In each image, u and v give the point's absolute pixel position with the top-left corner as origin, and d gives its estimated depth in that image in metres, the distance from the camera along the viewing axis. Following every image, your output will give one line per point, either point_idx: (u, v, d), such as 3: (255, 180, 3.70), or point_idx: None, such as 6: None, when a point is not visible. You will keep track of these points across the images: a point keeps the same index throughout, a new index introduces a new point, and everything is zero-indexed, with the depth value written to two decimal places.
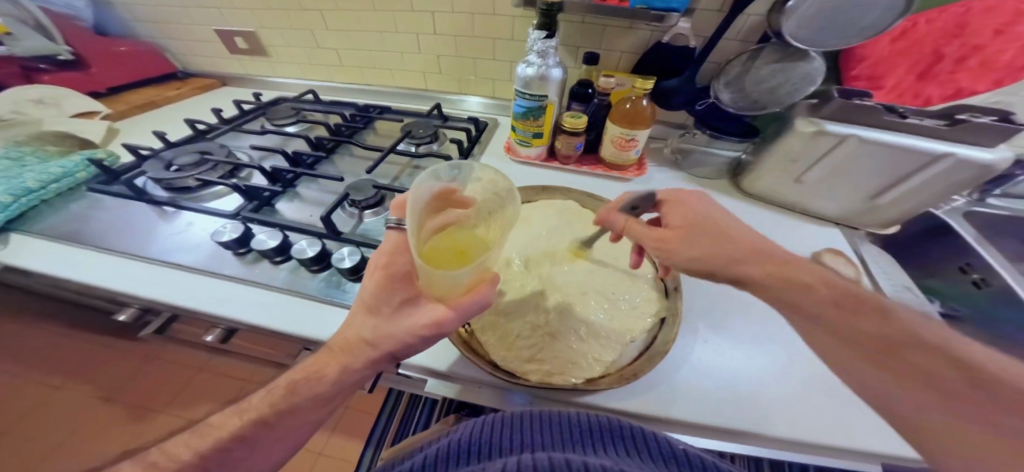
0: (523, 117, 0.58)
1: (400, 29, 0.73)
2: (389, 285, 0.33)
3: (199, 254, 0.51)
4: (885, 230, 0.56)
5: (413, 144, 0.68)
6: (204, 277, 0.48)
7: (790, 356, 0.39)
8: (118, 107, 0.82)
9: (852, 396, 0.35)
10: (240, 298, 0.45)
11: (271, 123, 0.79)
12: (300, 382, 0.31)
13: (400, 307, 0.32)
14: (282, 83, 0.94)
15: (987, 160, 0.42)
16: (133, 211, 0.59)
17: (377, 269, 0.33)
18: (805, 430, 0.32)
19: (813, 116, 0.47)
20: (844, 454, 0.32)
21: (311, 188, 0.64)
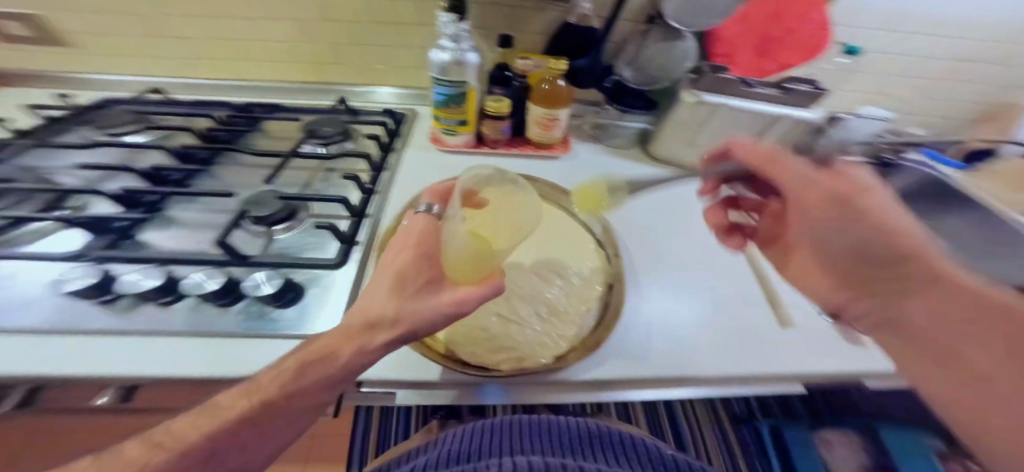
0: (444, 105, 0.55)
1: (279, 12, 0.62)
2: (417, 264, 0.30)
3: (38, 313, 0.36)
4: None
5: (320, 144, 0.59)
6: (49, 343, 0.34)
7: (713, 301, 0.46)
8: None
9: (756, 326, 0.43)
10: (128, 354, 0.34)
11: (103, 133, 0.59)
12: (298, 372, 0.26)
13: (424, 289, 0.30)
14: (107, 81, 0.71)
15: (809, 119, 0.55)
16: None
17: (409, 247, 0.31)
18: (734, 364, 0.39)
19: (694, 87, 0.57)
20: (770, 379, 0.39)
21: (192, 208, 0.51)
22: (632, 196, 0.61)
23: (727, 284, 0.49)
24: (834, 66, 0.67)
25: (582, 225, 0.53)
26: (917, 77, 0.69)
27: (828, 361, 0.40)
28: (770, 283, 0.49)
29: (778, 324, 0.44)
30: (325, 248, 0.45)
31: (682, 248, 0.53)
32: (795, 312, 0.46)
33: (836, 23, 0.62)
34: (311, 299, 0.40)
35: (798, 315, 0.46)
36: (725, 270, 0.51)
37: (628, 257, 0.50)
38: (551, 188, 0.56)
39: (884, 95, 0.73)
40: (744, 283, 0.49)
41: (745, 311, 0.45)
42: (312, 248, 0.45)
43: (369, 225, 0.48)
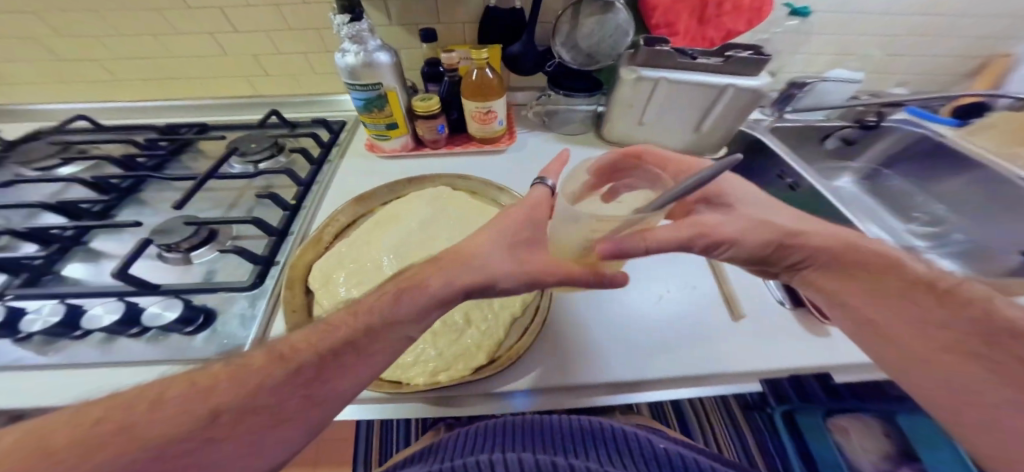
0: (366, 110, 0.52)
1: (192, 29, 0.60)
2: (522, 226, 0.31)
3: None
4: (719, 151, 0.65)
5: (247, 162, 0.56)
6: None
7: (660, 293, 0.42)
8: None
9: (706, 317, 0.39)
10: (36, 392, 0.32)
11: (28, 168, 0.58)
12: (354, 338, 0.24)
13: (531, 247, 0.31)
14: (35, 112, 0.69)
15: (754, 85, 0.51)
16: None
17: (523, 214, 0.32)
18: (674, 364, 0.35)
19: (631, 64, 0.53)
20: (717, 381, 0.35)
21: (116, 239, 0.48)
22: None
23: (680, 269, 0.44)
24: (788, 29, 0.62)
25: None
26: (880, 33, 0.64)
27: (785, 355, 0.35)
28: (724, 270, 0.44)
29: (730, 316, 0.39)
30: (244, 271, 0.43)
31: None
32: (751, 300, 0.40)
33: None
34: (230, 323, 0.37)
35: (753, 305, 0.40)
36: (676, 262, 0.45)
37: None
38: (487, 185, 0.53)
39: (849, 55, 0.68)
40: (696, 273, 0.44)
41: (696, 301, 0.41)
42: (229, 271, 0.42)
43: (293, 242, 0.45)
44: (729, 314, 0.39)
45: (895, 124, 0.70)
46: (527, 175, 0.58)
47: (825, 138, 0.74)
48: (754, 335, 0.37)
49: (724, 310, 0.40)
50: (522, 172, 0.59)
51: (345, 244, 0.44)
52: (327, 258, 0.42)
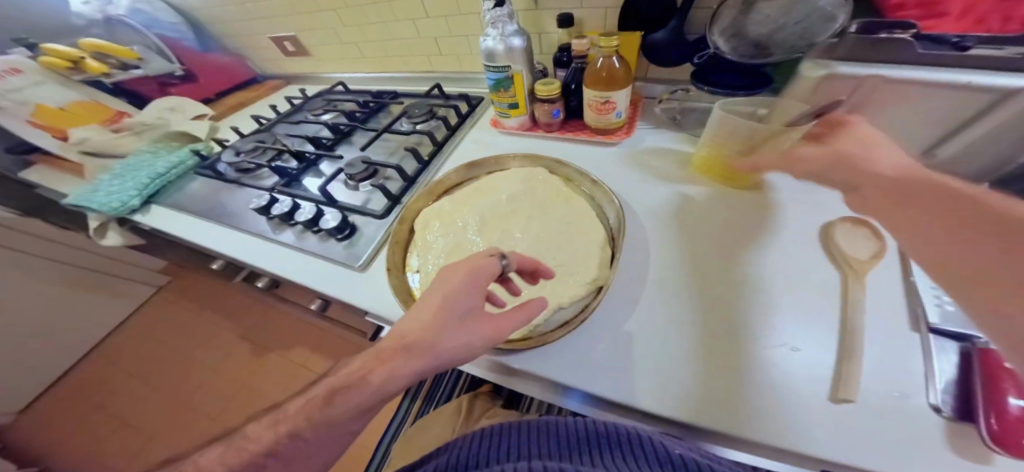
0: (494, 90, 0.59)
1: (402, 18, 0.79)
2: (466, 283, 0.32)
3: (249, 218, 0.64)
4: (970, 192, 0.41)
5: (409, 123, 0.74)
6: (249, 235, 0.61)
7: (731, 332, 0.34)
8: (219, 109, 1.08)
9: (785, 382, 0.30)
10: (271, 251, 0.56)
11: (310, 113, 0.96)
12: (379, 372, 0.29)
13: (467, 317, 0.31)
14: (327, 78, 1.11)
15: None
16: (220, 192, 0.76)
17: (462, 279, 0.33)
18: (706, 415, 0.29)
19: (823, 57, 0.39)
20: (749, 449, 0.29)
21: (330, 166, 0.75)
22: (687, 196, 0.49)
23: (777, 315, 0.34)
24: None
25: (597, 214, 0.49)
26: None
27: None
28: (859, 341, 0.31)
29: (828, 394, 0.28)
30: (381, 204, 0.58)
31: (716, 263, 0.40)
32: (880, 392, 0.28)
33: None
34: (357, 238, 0.53)
35: (877, 394, 0.28)
36: (777, 308, 0.35)
37: (632, 268, 0.42)
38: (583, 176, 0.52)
39: None
40: (808, 330, 0.33)
41: (778, 358, 0.31)
42: (374, 202, 0.59)
43: (415, 190, 0.58)
44: (828, 391, 0.28)
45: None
46: (629, 171, 0.55)
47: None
48: (857, 431, 0.26)
49: (820, 384, 0.29)
50: (625, 169, 0.55)
51: (448, 201, 0.54)
52: (430, 210, 0.52)
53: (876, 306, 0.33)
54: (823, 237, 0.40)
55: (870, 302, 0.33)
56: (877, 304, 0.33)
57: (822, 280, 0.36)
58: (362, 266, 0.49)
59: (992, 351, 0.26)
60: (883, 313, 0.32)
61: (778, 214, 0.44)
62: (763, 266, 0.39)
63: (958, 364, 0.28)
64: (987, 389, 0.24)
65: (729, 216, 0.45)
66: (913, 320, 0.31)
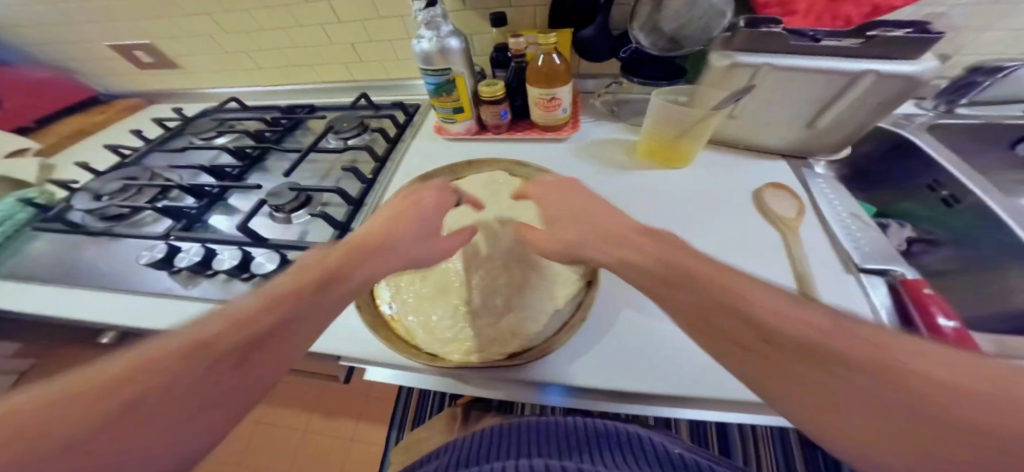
0: (434, 94, 0.55)
1: (306, 21, 0.70)
2: (339, 251, 0.32)
3: (143, 275, 0.50)
4: (836, 152, 0.52)
5: (339, 139, 0.65)
6: (145, 296, 0.47)
7: None
8: (47, 141, 0.81)
9: None
10: (189, 309, 0.45)
11: (198, 137, 0.79)
12: (211, 348, 0.21)
13: (428, 237, 0.38)
14: (210, 94, 0.92)
15: (908, 72, 0.38)
16: (84, 247, 0.58)
17: (355, 242, 0.34)
18: (713, 385, 0.32)
19: (723, 49, 0.45)
20: (755, 407, 0.32)
21: (243, 198, 0.62)
22: (640, 182, 0.53)
23: None
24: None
25: None
26: None
27: None
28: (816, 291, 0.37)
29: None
30: (327, 233, 0.51)
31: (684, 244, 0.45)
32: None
33: None
34: None
35: None
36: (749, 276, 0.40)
37: None
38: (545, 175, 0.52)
39: None
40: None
41: None
42: (315, 234, 0.51)
43: (365, 213, 0.52)
44: None
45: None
46: (583, 164, 0.57)
47: (1020, 141, 0.58)
48: None
49: None
50: (579, 163, 0.57)
51: None
52: None
53: (818, 258, 0.41)
54: (757, 202, 0.47)
55: (811, 255, 0.41)
56: (815, 256, 0.40)
57: (767, 242, 0.43)
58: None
59: (912, 281, 0.35)
60: (824, 263, 0.40)
61: (717, 188, 0.50)
62: (723, 238, 0.44)
63: (885, 297, 0.36)
64: (923, 315, 0.33)
65: (681, 196, 0.50)
66: (843, 265, 0.39)
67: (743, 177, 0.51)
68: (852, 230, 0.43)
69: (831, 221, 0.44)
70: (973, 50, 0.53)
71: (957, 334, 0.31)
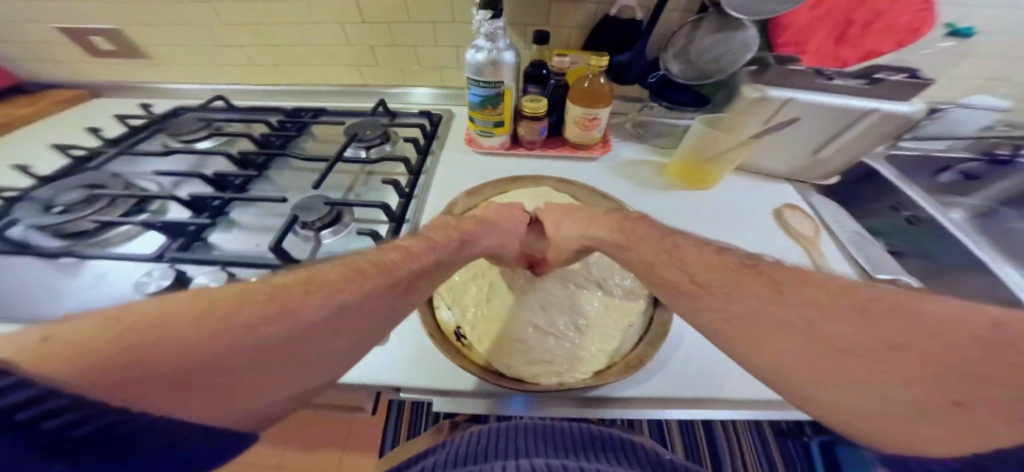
0: (480, 107, 0.55)
1: (321, 20, 0.65)
2: (421, 244, 0.32)
3: None
4: (827, 181, 0.60)
5: (362, 148, 0.61)
6: None
7: None
8: None
9: None
10: None
11: (175, 139, 0.68)
12: (278, 307, 0.21)
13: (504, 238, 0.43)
14: (185, 90, 0.81)
15: (903, 112, 0.45)
16: (32, 272, 0.46)
17: (440, 230, 0.36)
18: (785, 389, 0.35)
19: (755, 82, 0.50)
20: None
21: (250, 211, 0.55)
22: (674, 199, 0.57)
23: None
24: (935, 51, 0.55)
25: None
26: None
27: None
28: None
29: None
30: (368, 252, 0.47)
31: None
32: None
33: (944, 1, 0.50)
34: None
35: None
36: None
37: None
38: (590, 192, 0.54)
39: (999, 82, 0.60)
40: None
41: None
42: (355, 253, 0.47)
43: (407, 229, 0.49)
44: None
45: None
46: (617, 181, 0.59)
47: (943, 170, 0.67)
48: None
49: None
50: (615, 180, 0.59)
51: None
52: None
53: (841, 269, 0.47)
54: (779, 219, 0.53)
55: (836, 268, 0.47)
56: (837, 267, 0.47)
57: (799, 257, 0.48)
58: (380, 340, 0.38)
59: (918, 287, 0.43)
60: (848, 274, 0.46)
61: (744, 208, 0.55)
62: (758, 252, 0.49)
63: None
64: None
65: (716, 216, 0.54)
66: (860, 275, 0.46)
67: (763, 196, 0.57)
68: (860, 246, 0.49)
69: (841, 235, 0.50)
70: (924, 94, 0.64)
71: None
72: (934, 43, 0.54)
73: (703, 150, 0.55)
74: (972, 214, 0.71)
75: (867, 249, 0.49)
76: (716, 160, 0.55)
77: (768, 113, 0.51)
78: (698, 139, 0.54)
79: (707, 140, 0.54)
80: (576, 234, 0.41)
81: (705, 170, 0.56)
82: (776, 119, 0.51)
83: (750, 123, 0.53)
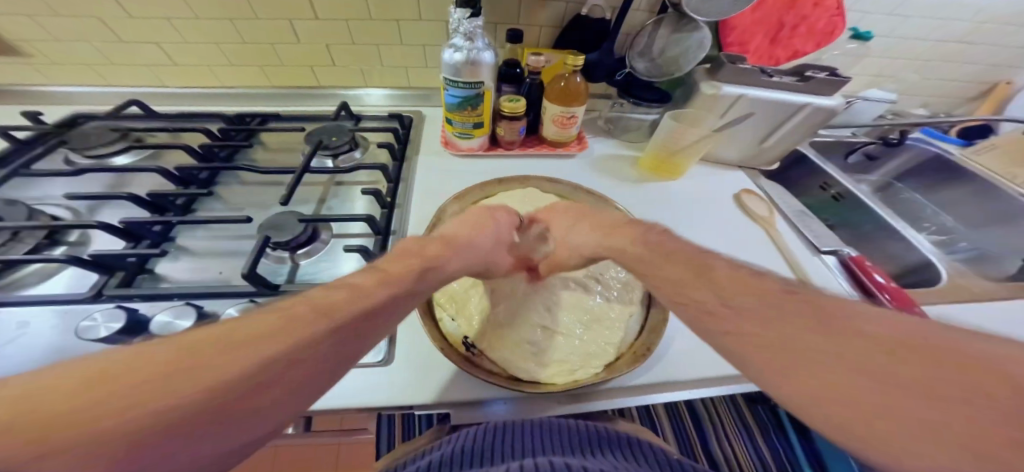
0: (458, 108, 0.53)
1: (263, 13, 0.58)
2: (375, 279, 0.27)
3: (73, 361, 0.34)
4: (770, 166, 0.68)
5: (329, 157, 0.56)
6: None
7: None
8: None
9: None
10: None
11: (81, 155, 0.57)
12: (189, 366, 0.17)
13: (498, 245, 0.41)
14: (86, 94, 0.67)
15: (829, 105, 0.53)
16: None
17: (398, 259, 0.31)
18: None
19: (712, 80, 0.54)
20: None
21: (201, 236, 0.48)
22: (650, 191, 0.61)
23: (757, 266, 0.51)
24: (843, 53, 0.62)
25: None
26: (917, 58, 0.69)
27: None
28: (804, 271, 0.50)
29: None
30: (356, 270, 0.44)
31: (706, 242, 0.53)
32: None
33: (850, 10, 0.59)
34: None
35: None
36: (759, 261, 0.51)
37: None
38: (574, 190, 0.55)
39: (888, 77, 0.72)
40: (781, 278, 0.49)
41: None
42: (340, 272, 0.43)
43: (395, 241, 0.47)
44: None
45: (911, 141, 0.78)
46: (596, 177, 0.62)
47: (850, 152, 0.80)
48: None
49: None
50: (595, 176, 0.62)
51: None
52: None
53: (795, 245, 0.54)
54: (740, 204, 0.59)
55: (791, 245, 0.54)
56: (792, 244, 0.54)
57: (761, 238, 0.54)
58: (386, 362, 0.36)
59: (856, 257, 0.50)
60: (801, 250, 0.53)
61: (711, 195, 0.61)
62: (727, 236, 0.54)
63: (839, 268, 0.50)
64: (872, 278, 0.47)
65: (688, 204, 0.59)
66: (810, 249, 0.53)
67: (723, 183, 0.63)
68: (808, 224, 0.57)
69: (791, 216, 0.58)
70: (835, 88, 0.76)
71: (898, 289, 0.45)
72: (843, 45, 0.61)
73: (668, 147, 0.60)
74: (874, 189, 0.84)
75: (812, 225, 0.57)
76: (682, 155, 0.60)
77: (724, 107, 0.56)
78: (665, 136, 0.58)
79: (672, 138, 0.58)
80: (590, 239, 0.40)
81: (673, 163, 0.61)
82: (731, 113, 0.57)
83: (711, 116, 0.58)
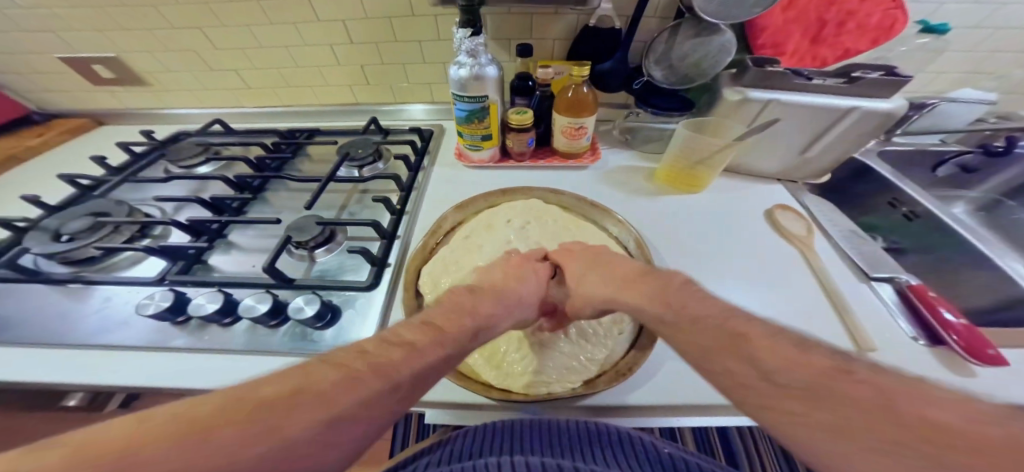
0: (466, 121, 0.55)
1: (309, 41, 0.67)
2: (426, 333, 0.26)
3: (139, 330, 0.42)
4: (818, 178, 0.59)
5: (355, 168, 0.63)
6: (152, 354, 0.40)
7: (771, 310, 0.42)
8: None
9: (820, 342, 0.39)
10: (211, 363, 0.39)
11: (174, 165, 0.70)
12: (266, 425, 0.16)
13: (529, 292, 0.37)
14: (184, 115, 0.83)
15: (885, 108, 0.45)
16: (38, 298, 0.47)
17: (452, 313, 0.30)
18: None
19: (735, 85, 0.50)
20: None
21: (246, 234, 0.56)
22: (666, 204, 0.57)
23: (783, 289, 0.45)
24: (911, 48, 0.53)
25: (613, 240, 0.50)
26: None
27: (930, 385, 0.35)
28: (844, 302, 0.42)
29: (852, 347, 0.38)
30: (361, 271, 0.48)
31: (725, 260, 0.49)
32: (878, 335, 0.39)
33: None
34: (346, 322, 0.41)
35: (881, 333, 0.39)
36: (787, 284, 0.45)
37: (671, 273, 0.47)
38: (577, 201, 0.55)
39: (984, 73, 0.60)
40: (810, 308, 0.42)
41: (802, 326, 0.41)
42: (350, 271, 0.47)
43: (399, 245, 0.50)
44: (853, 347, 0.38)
45: None
46: (604, 189, 0.60)
47: (939, 164, 0.65)
48: None
49: (848, 342, 0.39)
50: (606, 189, 0.60)
51: (447, 249, 0.48)
52: (432, 264, 0.46)
53: (835, 268, 0.46)
54: (770, 220, 0.53)
55: (830, 267, 0.46)
56: (832, 268, 0.46)
57: (793, 260, 0.48)
58: None
59: (916, 287, 0.41)
60: (843, 275, 0.45)
61: (736, 209, 0.56)
62: (751, 259, 0.48)
63: (894, 298, 0.42)
64: (931, 313, 0.38)
65: (707, 219, 0.54)
66: (855, 274, 0.46)
67: (753, 198, 0.57)
68: (858, 246, 0.49)
69: (834, 234, 0.51)
70: (909, 88, 0.64)
71: (968, 330, 0.36)
72: (909, 40, 0.52)
73: (678, 161, 0.56)
74: (973, 208, 0.69)
75: (863, 248, 0.48)
76: (696, 169, 0.56)
77: (750, 115, 0.51)
78: (674, 148, 0.55)
79: (684, 149, 0.55)
80: (600, 294, 0.36)
81: (689, 178, 0.57)
82: (757, 119, 0.51)
83: (737, 123, 0.52)
